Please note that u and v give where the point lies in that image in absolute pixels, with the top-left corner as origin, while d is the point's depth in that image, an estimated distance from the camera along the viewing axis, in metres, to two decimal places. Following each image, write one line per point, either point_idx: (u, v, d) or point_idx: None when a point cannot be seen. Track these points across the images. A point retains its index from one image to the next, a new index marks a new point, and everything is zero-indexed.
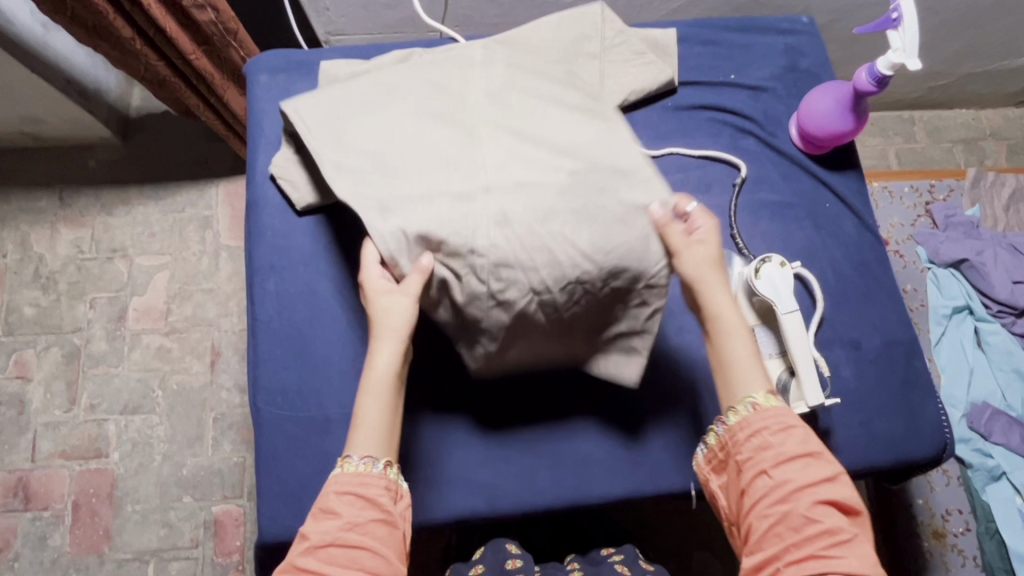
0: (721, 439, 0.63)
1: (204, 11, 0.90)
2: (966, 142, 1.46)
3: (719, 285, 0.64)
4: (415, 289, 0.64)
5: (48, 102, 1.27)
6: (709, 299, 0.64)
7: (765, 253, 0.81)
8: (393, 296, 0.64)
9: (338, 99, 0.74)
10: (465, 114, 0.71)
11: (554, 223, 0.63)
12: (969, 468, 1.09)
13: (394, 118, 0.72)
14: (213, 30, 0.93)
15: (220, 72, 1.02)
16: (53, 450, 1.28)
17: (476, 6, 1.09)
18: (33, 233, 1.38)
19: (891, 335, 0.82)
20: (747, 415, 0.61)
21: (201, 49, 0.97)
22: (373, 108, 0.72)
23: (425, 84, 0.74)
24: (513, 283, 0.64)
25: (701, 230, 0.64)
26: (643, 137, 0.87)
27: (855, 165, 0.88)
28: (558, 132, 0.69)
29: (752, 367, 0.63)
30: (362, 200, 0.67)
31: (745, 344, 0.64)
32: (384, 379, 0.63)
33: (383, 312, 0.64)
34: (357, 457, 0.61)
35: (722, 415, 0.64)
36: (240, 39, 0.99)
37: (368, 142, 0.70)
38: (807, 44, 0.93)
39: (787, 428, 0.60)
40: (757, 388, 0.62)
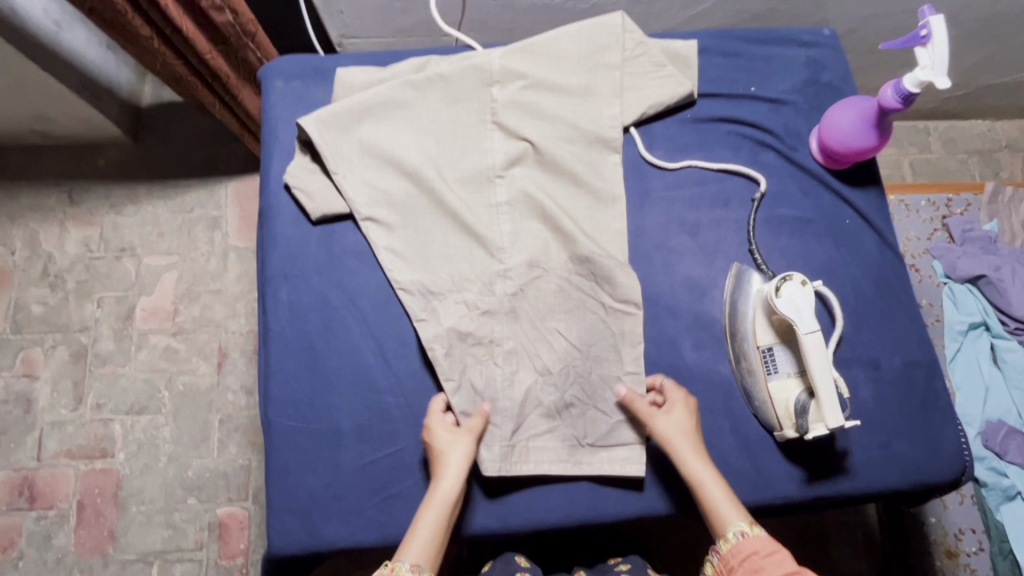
0: (716, 566, 0.69)
1: (222, 13, 0.89)
2: (981, 153, 1.44)
3: (690, 446, 0.72)
4: (473, 433, 0.74)
5: (60, 101, 1.26)
6: (687, 456, 0.72)
7: (785, 271, 0.80)
8: (454, 436, 0.73)
9: (360, 126, 0.82)
10: (474, 160, 0.82)
11: (550, 320, 0.79)
12: (983, 487, 1.07)
13: (412, 155, 0.82)
14: (230, 32, 0.92)
15: (236, 72, 1.02)
16: (58, 450, 1.27)
17: (491, 11, 1.08)
18: (42, 231, 1.38)
19: (910, 356, 0.81)
20: (737, 541, 0.67)
21: (217, 48, 0.96)
22: (393, 142, 0.82)
23: (439, 118, 0.83)
24: (522, 366, 0.78)
25: (674, 403, 0.74)
26: (661, 150, 0.86)
27: (877, 181, 0.87)
28: (559, 213, 0.81)
29: (733, 506, 0.69)
30: (386, 242, 0.80)
31: (721, 490, 0.70)
32: (444, 504, 0.70)
33: (446, 452, 0.72)
34: (407, 563, 0.67)
35: (715, 545, 0.70)
36: (257, 41, 0.99)
37: (389, 180, 0.81)
38: (829, 57, 0.92)
39: (771, 555, 0.66)
40: (733, 521, 0.68)
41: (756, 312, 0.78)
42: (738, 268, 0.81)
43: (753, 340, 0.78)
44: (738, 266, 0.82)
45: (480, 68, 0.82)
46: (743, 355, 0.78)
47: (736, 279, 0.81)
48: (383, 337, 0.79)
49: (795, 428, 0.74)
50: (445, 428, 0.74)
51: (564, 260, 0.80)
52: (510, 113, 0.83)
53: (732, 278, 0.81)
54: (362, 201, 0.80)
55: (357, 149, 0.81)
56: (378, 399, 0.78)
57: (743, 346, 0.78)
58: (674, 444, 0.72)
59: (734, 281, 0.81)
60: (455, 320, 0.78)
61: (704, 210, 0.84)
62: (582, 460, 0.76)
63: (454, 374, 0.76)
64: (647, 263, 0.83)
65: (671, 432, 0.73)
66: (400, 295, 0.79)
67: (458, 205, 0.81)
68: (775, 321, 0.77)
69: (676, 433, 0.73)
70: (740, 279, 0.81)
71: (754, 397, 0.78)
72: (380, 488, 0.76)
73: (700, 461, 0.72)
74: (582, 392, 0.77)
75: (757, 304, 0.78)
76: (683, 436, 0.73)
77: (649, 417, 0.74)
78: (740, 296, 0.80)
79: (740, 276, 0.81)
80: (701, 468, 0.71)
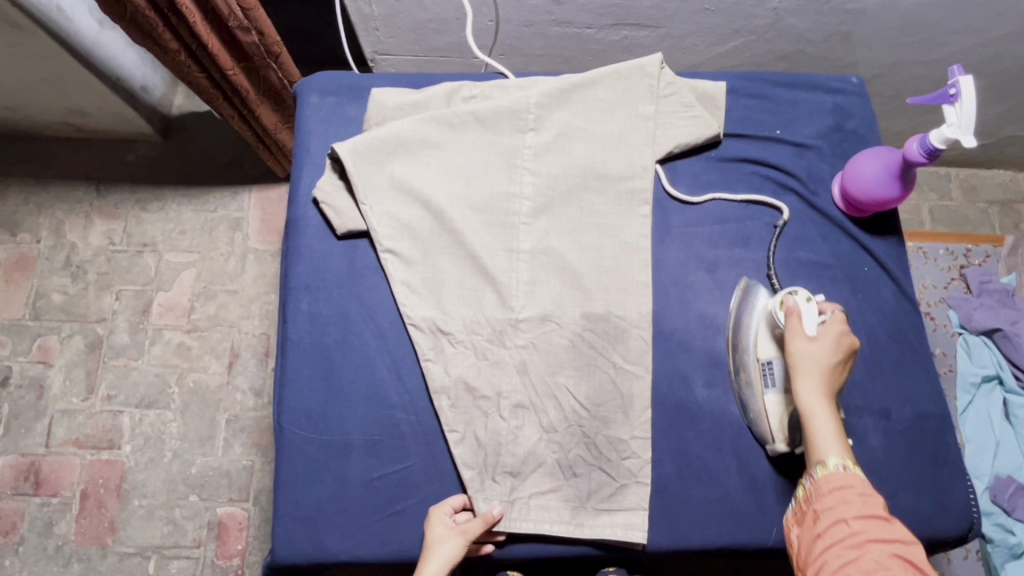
0: (806, 490, 0.67)
1: (248, 34, 0.90)
2: (1002, 204, 1.44)
3: (815, 374, 0.70)
4: (470, 534, 0.72)
5: (96, 98, 1.30)
6: (805, 383, 0.70)
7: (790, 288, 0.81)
8: (447, 533, 0.72)
9: (389, 157, 0.84)
10: (494, 203, 0.84)
11: (560, 376, 0.79)
12: (989, 543, 1.05)
13: (435, 191, 0.83)
14: (254, 51, 0.94)
15: (257, 88, 1.02)
16: (66, 438, 1.29)
17: (523, 37, 1.10)
18: (68, 222, 1.41)
19: (923, 408, 0.81)
20: (835, 471, 0.65)
21: (241, 65, 0.97)
22: (421, 175, 0.84)
23: (466, 159, 0.85)
24: (528, 422, 0.77)
25: (826, 335, 0.72)
26: (685, 186, 0.87)
27: (897, 231, 0.87)
28: (575, 254, 0.82)
29: (835, 439, 0.67)
30: (407, 272, 0.81)
31: (828, 424, 0.68)
32: None
33: (434, 545, 0.71)
34: None
35: (810, 470, 0.68)
36: (281, 62, 1.00)
37: (412, 213, 0.83)
38: (855, 105, 0.93)
39: (865, 495, 0.63)
40: (831, 453, 0.66)
41: (760, 322, 0.79)
42: (745, 281, 0.83)
43: (753, 353, 0.78)
44: (744, 278, 0.83)
45: (515, 112, 0.85)
46: (743, 366, 0.79)
47: (742, 290, 0.82)
48: (399, 354, 0.80)
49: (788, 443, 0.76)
50: (444, 523, 0.73)
51: (580, 290, 0.81)
52: (540, 149, 0.85)
53: (738, 292, 0.83)
54: (385, 233, 0.82)
55: (386, 182, 0.83)
56: (389, 414, 0.79)
57: (744, 358, 0.79)
58: (806, 366, 0.70)
59: (740, 298, 0.82)
60: (470, 345, 0.79)
61: (723, 249, 0.85)
62: (584, 522, 0.75)
63: (459, 425, 0.77)
64: (664, 297, 0.83)
65: (804, 358, 0.71)
66: (410, 329, 0.80)
67: (478, 245, 0.82)
68: (777, 336, 0.77)
69: (815, 360, 0.70)
70: (747, 292, 0.82)
71: (750, 409, 0.78)
72: (385, 504, 0.77)
73: (819, 393, 0.69)
74: (587, 451, 0.77)
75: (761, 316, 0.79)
76: (816, 365, 0.70)
77: (794, 332, 0.73)
78: (745, 308, 0.81)
79: (747, 289, 0.82)
80: (814, 397, 0.69)
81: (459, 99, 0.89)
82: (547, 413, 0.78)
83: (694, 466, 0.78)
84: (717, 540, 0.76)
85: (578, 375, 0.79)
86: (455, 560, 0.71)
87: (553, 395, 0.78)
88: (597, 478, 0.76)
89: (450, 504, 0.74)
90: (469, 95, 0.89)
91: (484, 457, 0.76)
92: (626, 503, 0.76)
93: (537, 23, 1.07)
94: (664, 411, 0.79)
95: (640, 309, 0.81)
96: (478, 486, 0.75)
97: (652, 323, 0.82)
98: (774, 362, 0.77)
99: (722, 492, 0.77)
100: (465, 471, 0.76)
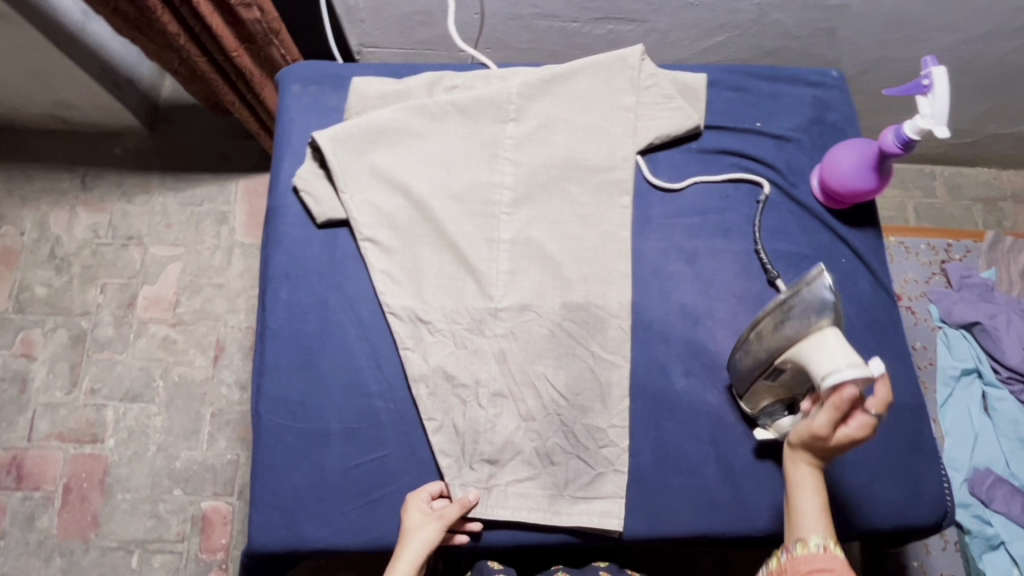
0: (781, 564, 0.66)
1: (249, 9, 0.90)
2: (985, 202, 1.45)
3: (809, 453, 0.67)
4: (446, 518, 0.71)
5: (82, 90, 1.30)
6: (801, 458, 0.68)
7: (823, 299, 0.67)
8: (425, 518, 0.72)
9: (368, 146, 0.83)
10: (474, 192, 0.84)
11: (538, 365, 0.79)
12: (967, 534, 1.06)
13: (415, 180, 0.83)
14: (256, 28, 0.93)
15: (261, 69, 1.02)
16: (49, 431, 1.28)
17: (509, 30, 1.11)
18: (53, 214, 1.40)
19: (898, 398, 0.82)
20: (815, 551, 0.64)
21: (244, 47, 0.97)
22: (400, 165, 0.84)
23: (447, 149, 0.85)
24: (505, 411, 0.78)
25: (848, 432, 0.64)
26: (666, 175, 0.88)
27: (875, 223, 0.88)
28: (558, 244, 0.83)
29: (820, 520, 0.66)
30: (388, 262, 0.81)
31: (815, 498, 0.67)
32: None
33: (412, 531, 0.71)
34: None
35: (789, 544, 0.67)
36: (282, 39, 0.99)
37: (392, 202, 0.83)
38: (835, 98, 0.93)
39: None
40: (813, 532, 0.66)
41: (796, 350, 0.69)
42: (818, 282, 0.68)
43: (772, 356, 0.71)
44: (818, 285, 0.68)
45: (497, 102, 0.86)
46: (756, 352, 0.73)
47: (809, 293, 0.68)
48: (378, 342, 0.80)
49: (753, 412, 0.78)
50: (421, 509, 0.73)
51: (560, 282, 0.82)
52: (521, 139, 0.85)
53: (803, 290, 0.69)
54: (365, 222, 0.82)
55: (366, 171, 0.83)
56: (368, 403, 0.78)
57: (763, 349, 0.72)
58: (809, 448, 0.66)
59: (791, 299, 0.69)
60: (448, 335, 0.79)
61: (703, 240, 0.86)
62: (561, 510, 0.75)
63: (437, 414, 0.77)
64: (644, 288, 0.84)
65: (811, 439, 0.66)
66: (389, 318, 0.80)
67: (458, 234, 0.82)
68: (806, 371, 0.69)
69: (820, 446, 0.66)
70: (813, 304, 0.68)
71: (735, 368, 0.77)
72: (364, 492, 0.76)
73: (811, 468, 0.67)
74: (565, 440, 0.77)
75: (803, 351, 0.68)
76: (819, 448, 0.66)
77: (816, 419, 0.65)
78: (795, 320, 0.69)
79: (814, 299, 0.68)
80: (806, 473, 0.67)
81: (441, 89, 0.89)
82: (524, 402, 0.78)
83: (673, 456, 0.78)
84: (694, 529, 0.76)
85: (557, 364, 0.79)
86: (432, 546, 0.71)
87: (532, 385, 0.78)
88: (574, 466, 0.77)
89: (428, 491, 0.74)
90: (450, 85, 0.89)
91: (462, 445, 0.76)
92: (603, 492, 0.76)
93: (523, 17, 1.07)
94: (642, 401, 0.80)
95: (619, 298, 0.81)
96: (456, 473, 0.76)
97: (632, 313, 0.82)
98: (786, 371, 0.71)
99: (699, 481, 0.77)
100: (442, 459, 0.76)
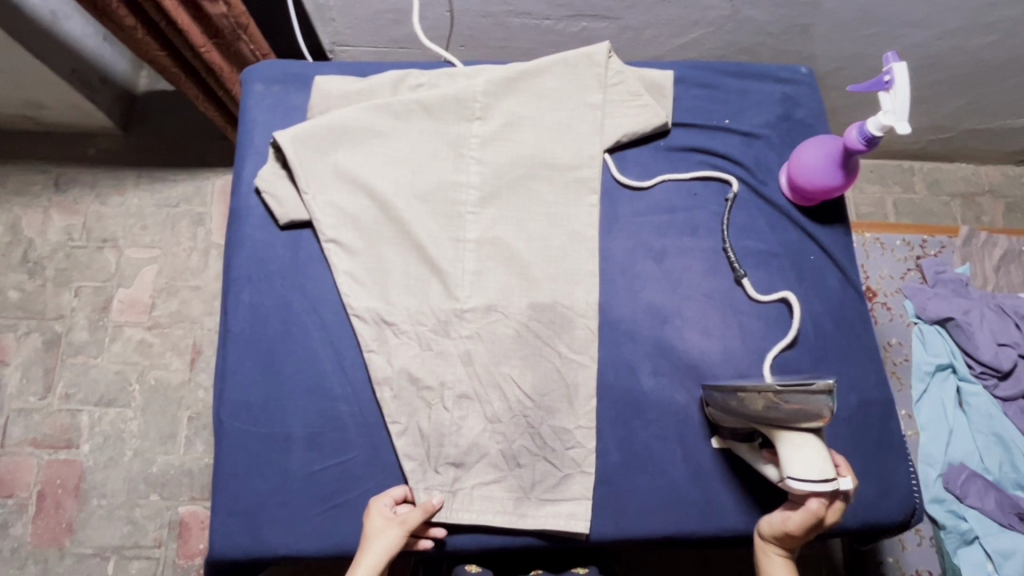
0: None
1: (216, 4, 0.88)
2: (963, 197, 1.46)
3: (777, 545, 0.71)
4: (410, 522, 0.70)
5: (52, 89, 1.27)
6: (769, 553, 0.72)
7: (822, 407, 0.60)
8: (386, 524, 0.71)
9: (330, 147, 0.82)
10: (439, 191, 0.83)
11: (506, 366, 0.78)
12: (942, 530, 1.06)
13: (379, 180, 0.82)
14: (224, 23, 0.92)
15: (229, 64, 1.01)
16: (23, 437, 1.26)
17: (482, 28, 1.10)
18: (25, 217, 1.38)
19: (866, 395, 0.81)
20: None
21: (212, 42, 0.95)
22: (363, 165, 0.83)
23: (412, 150, 0.84)
24: (471, 413, 0.77)
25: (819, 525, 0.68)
26: (634, 173, 0.87)
27: (844, 220, 0.88)
28: (527, 244, 0.82)
29: None
30: (351, 265, 0.80)
31: None
32: None
33: (373, 537, 0.70)
34: None
35: None
36: (251, 34, 0.98)
37: (355, 203, 0.82)
38: (804, 94, 0.93)
39: None
40: None
41: (775, 429, 0.65)
42: (822, 398, 0.59)
43: (748, 417, 0.67)
44: (817, 404, 0.60)
45: (462, 100, 0.84)
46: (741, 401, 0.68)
47: (807, 402, 0.60)
48: (342, 344, 0.79)
49: (715, 422, 0.77)
50: (383, 514, 0.72)
51: (528, 283, 0.81)
52: (487, 138, 0.84)
53: (801, 397, 0.61)
54: (328, 223, 0.81)
55: (329, 172, 0.82)
56: (332, 406, 0.77)
57: (743, 406, 0.67)
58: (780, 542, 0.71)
59: (794, 393, 0.61)
60: (412, 337, 0.78)
61: (671, 238, 0.85)
62: (528, 512, 0.75)
63: (402, 417, 0.76)
64: (612, 287, 0.83)
65: (783, 535, 0.70)
66: (353, 320, 0.79)
67: (422, 235, 0.81)
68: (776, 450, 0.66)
69: (791, 541, 0.70)
70: (807, 413, 0.61)
71: (715, 393, 0.74)
72: (327, 497, 0.75)
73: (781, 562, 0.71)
74: (532, 441, 0.76)
75: (780, 438, 0.64)
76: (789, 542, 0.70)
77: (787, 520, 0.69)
78: (782, 415, 0.63)
79: (809, 409, 0.61)
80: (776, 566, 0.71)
81: (406, 88, 0.88)
82: (491, 403, 0.77)
83: (640, 456, 0.78)
84: (662, 529, 0.76)
85: (524, 365, 0.78)
86: (395, 551, 0.70)
87: (498, 385, 0.78)
88: (541, 468, 0.76)
89: (390, 496, 0.73)
90: (416, 84, 0.88)
91: (427, 448, 0.76)
92: (571, 494, 0.75)
93: (496, 14, 1.06)
94: (609, 401, 0.79)
95: (586, 298, 0.81)
96: (420, 477, 0.75)
97: (599, 312, 0.81)
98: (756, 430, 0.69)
99: (667, 481, 0.77)
100: (407, 462, 0.75)
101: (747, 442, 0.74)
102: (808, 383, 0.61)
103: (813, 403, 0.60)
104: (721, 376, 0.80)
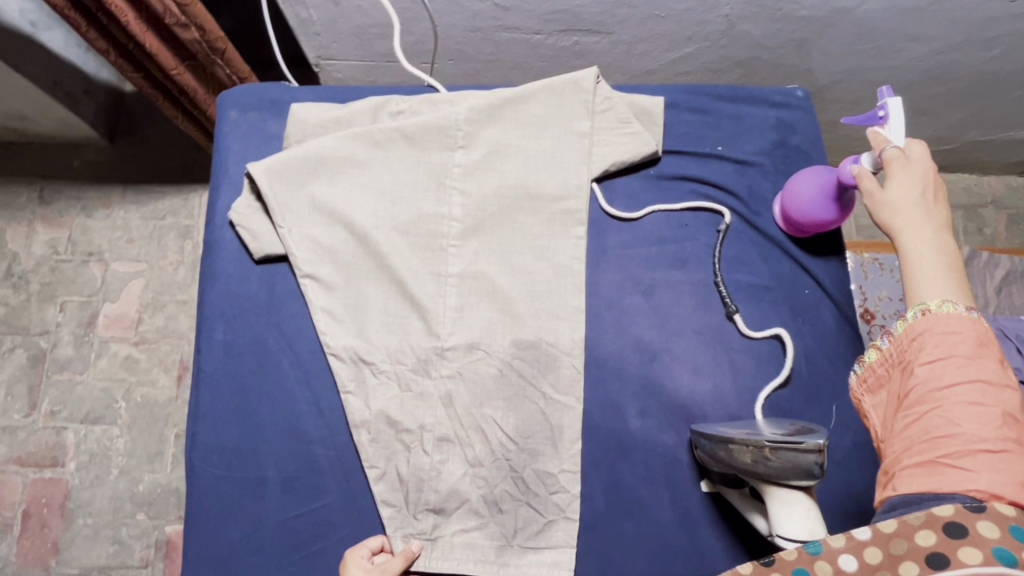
0: (885, 350, 0.53)
1: (188, 30, 0.84)
2: (965, 209, 1.44)
3: (910, 218, 0.56)
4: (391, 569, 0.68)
5: (33, 103, 1.23)
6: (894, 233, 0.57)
7: (811, 466, 0.57)
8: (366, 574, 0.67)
9: (304, 177, 0.79)
10: (418, 224, 0.80)
11: (488, 407, 0.75)
12: None
13: (355, 211, 0.79)
14: (197, 48, 0.88)
15: (204, 86, 0.99)
16: (8, 455, 1.24)
17: (470, 41, 1.06)
18: (9, 230, 1.35)
19: (861, 436, 0.78)
20: (913, 322, 0.51)
21: (185, 64, 0.93)
22: (339, 195, 0.79)
23: (391, 180, 0.81)
24: (452, 457, 0.74)
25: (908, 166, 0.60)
26: (622, 204, 0.84)
27: (840, 250, 0.85)
28: (510, 276, 0.79)
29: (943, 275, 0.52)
30: (328, 301, 0.78)
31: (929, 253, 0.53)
32: None
33: None
34: None
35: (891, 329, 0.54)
36: (229, 58, 0.94)
37: (332, 236, 0.79)
38: (800, 119, 0.89)
39: (970, 354, 0.48)
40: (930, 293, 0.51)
41: (765, 484, 0.62)
42: (810, 457, 0.57)
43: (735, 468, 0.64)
44: (805, 462, 0.57)
45: (443, 128, 0.81)
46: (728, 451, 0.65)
47: (794, 460, 0.58)
48: (318, 385, 0.77)
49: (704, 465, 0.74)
50: (360, 565, 0.68)
51: (512, 318, 0.78)
52: (469, 168, 0.81)
53: (790, 454, 0.58)
54: (304, 258, 0.78)
55: (306, 204, 0.79)
56: (309, 450, 0.75)
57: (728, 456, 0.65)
58: (886, 213, 0.58)
59: (781, 449, 0.59)
60: (388, 378, 0.76)
61: (660, 270, 0.82)
62: (510, 561, 0.73)
63: (379, 461, 0.74)
64: (598, 322, 0.80)
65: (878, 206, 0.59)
66: (330, 360, 0.76)
67: (400, 269, 0.78)
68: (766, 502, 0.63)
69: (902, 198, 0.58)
70: (795, 471, 0.58)
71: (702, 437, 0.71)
72: (301, 544, 0.73)
73: (924, 235, 0.55)
74: (515, 486, 0.74)
75: (769, 493, 0.62)
76: (905, 206, 0.57)
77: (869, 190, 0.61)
78: (770, 472, 0.60)
79: (797, 468, 0.58)
80: (915, 239, 0.55)
81: (386, 114, 0.85)
82: (472, 446, 0.75)
83: (626, 501, 0.75)
84: None
85: (506, 407, 0.75)
86: None
87: (480, 424, 0.75)
88: (524, 513, 0.73)
89: (368, 546, 0.70)
90: (396, 110, 0.85)
91: (405, 493, 0.73)
92: (555, 540, 0.73)
93: (484, 29, 1.03)
94: (595, 443, 0.76)
95: (572, 335, 0.78)
96: (398, 524, 0.73)
97: (585, 349, 0.79)
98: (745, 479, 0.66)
99: (654, 527, 0.74)
100: (384, 509, 0.73)
101: (737, 488, 0.71)
102: (797, 440, 0.58)
103: (802, 461, 0.58)
104: (710, 417, 0.77)
